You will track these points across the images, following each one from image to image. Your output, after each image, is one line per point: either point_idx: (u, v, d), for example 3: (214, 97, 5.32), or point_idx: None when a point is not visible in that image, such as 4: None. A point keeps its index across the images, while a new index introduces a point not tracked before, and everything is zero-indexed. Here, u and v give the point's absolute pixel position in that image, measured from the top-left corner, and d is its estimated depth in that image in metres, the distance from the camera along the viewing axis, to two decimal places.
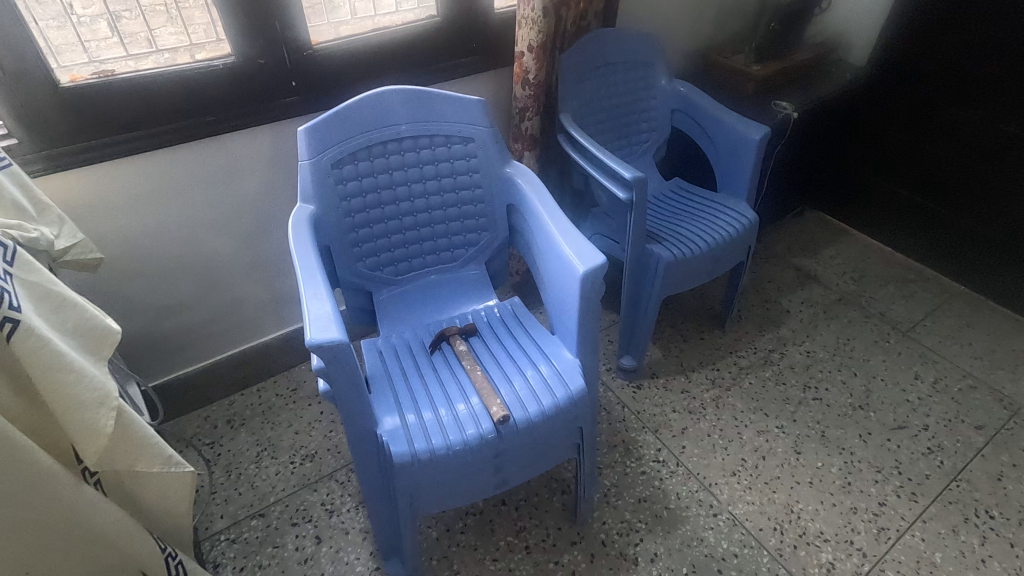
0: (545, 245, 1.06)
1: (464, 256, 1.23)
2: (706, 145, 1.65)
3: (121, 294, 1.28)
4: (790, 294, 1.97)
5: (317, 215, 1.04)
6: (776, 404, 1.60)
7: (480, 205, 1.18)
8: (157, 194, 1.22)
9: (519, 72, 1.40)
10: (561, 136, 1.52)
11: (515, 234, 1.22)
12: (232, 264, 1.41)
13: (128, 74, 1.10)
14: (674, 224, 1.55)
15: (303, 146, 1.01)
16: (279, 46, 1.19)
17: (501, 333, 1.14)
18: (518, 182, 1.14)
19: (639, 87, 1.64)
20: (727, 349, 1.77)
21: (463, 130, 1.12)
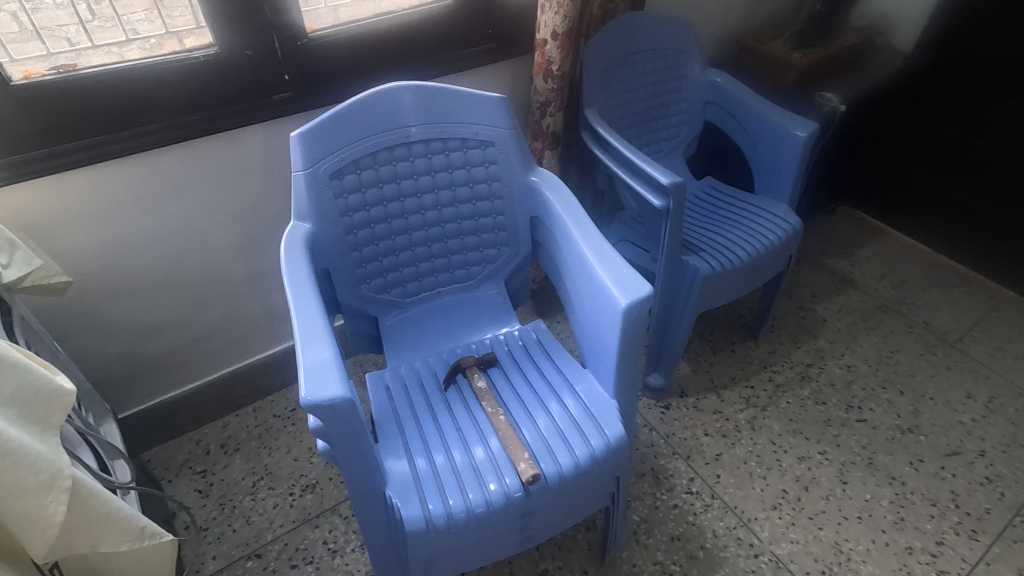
0: (576, 266, 0.92)
1: (481, 274, 1.09)
2: (743, 142, 1.50)
3: (98, 315, 1.15)
4: (826, 301, 1.82)
5: (314, 234, 0.90)
6: (817, 426, 1.47)
7: (499, 217, 1.04)
8: (134, 205, 1.07)
9: (541, 62, 1.24)
10: (586, 133, 1.36)
11: (539, 249, 1.08)
12: (222, 278, 1.27)
13: (92, 68, 0.95)
14: (709, 230, 1.40)
15: (297, 154, 0.87)
16: (268, 34, 1.03)
17: (524, 365, 1.00)
18: (544, 192, 1.00)
19: (669, 76, 1.48)
20: (761, 363, 1.63)
21: (480, 132, 0.97)
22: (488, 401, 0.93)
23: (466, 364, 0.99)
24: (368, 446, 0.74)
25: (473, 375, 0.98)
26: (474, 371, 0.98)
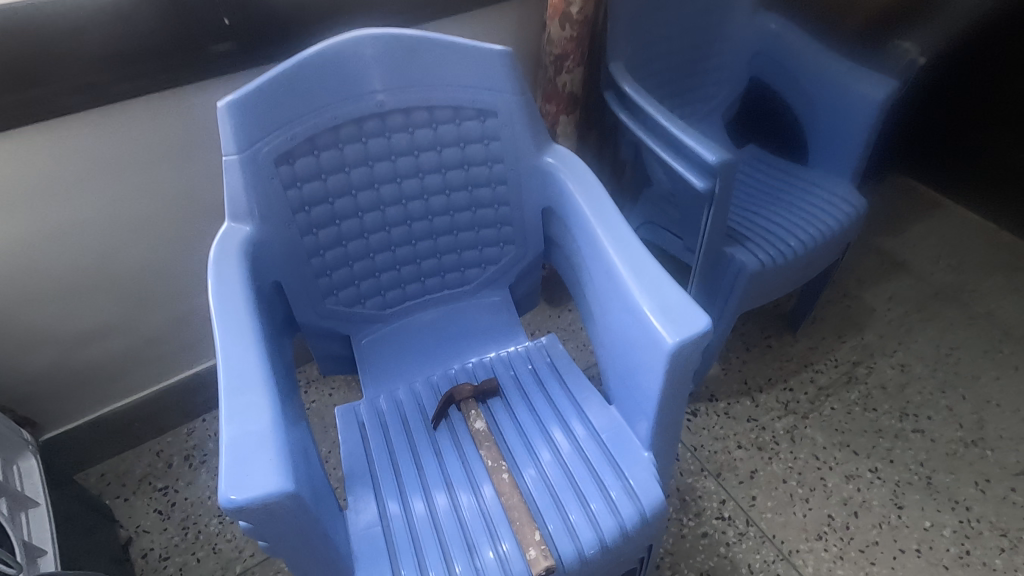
0: (603, 281, 0.71)
1: (480, 278, 0.87)
2: (797, 103, 1.24)
3: (17, 320, 0.95)
4: (875, 288, 1.60)
5: (257, 238, 0.68)
6: (866, 438, 1.29)
7: (502, 208, 0.82)
8: (43, 187, 0.86)
9: (556, 3, 0.98)
10: (610, 94, 1.11)
11: (552, 248, 0.86)
12: (170, 271, 1.05)
13: None
14: (754, 213, 1.17)
15: (227, 130, 0.64)
16: None
17: (532, 398, 0.81)
18: (560, 178, 0.77)
19: (712, 20, 1.20)
20: (801, 362, 1.43)
21: (478, 98, 0.74)
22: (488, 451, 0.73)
23: (463, 397, 0.78)
24: (322, 534, 0.56)
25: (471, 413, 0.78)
26: (471, 406, 0.79)
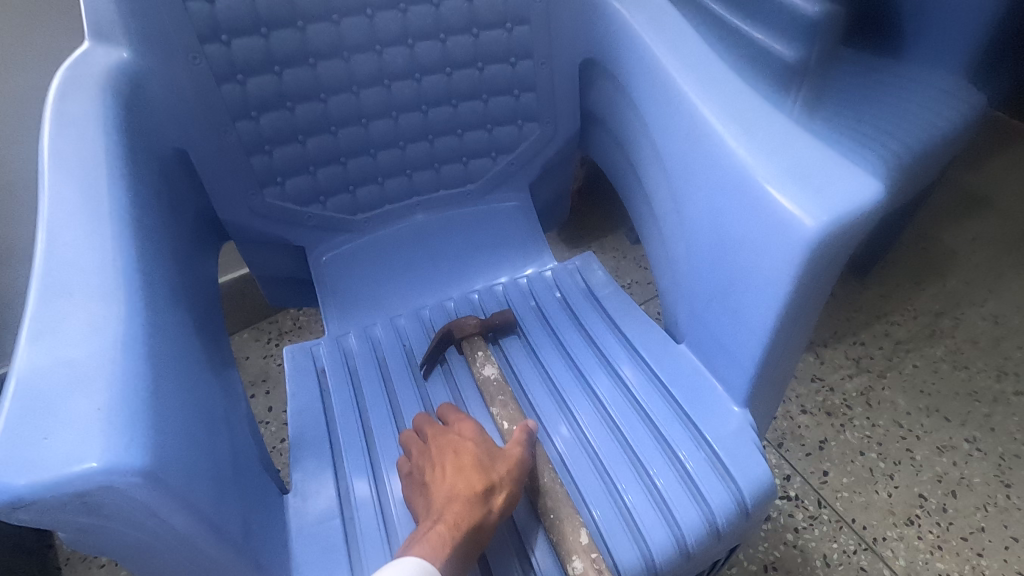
0: (682, 150, 0.47)
1: (489, 173, 0.63)
2: None
3: None
4: (958, 226, 1.33)
5: (141, 77, 0.44)
6: (958, 402, 1.05)
7: (522, 63, 0.57)
8: None
9: None
10: None
11: (592, 128, 0.61)
12: None
13: None
14: None
15: None
16: None
17: (564, 335, 0.57)
18: (613, 8, 0.52)
19: None
20: (873, 311, 1.19)
21: None
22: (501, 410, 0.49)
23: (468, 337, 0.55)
24: (214, 553, 0.32)
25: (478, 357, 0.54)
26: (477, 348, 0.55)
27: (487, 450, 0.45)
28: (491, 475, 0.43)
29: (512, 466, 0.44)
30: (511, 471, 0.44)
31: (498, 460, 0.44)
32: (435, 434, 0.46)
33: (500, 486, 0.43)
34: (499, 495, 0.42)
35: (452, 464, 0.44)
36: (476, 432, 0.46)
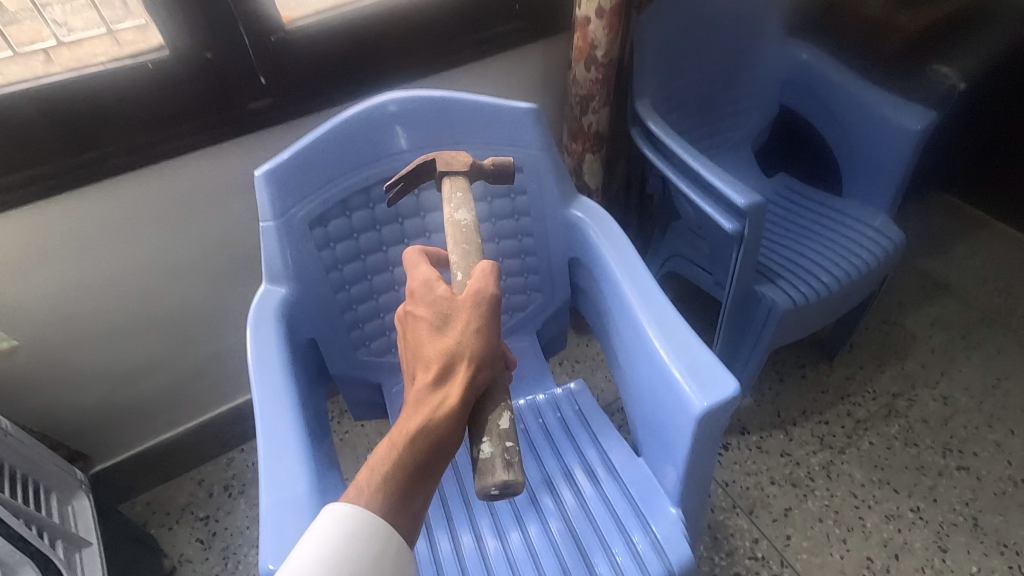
0: (631, 341, 0.71)
1: (509, 326, 0.90)
2: (834, 136, 1.21)
3: (66, 366, 1.00)
4: (916, 312, 1.54)
5: (290, 300, 0.71)
6: (907, 476, 1.24)
7: (530, 259, 0.84)
8: (88, 244, 0.89)
9: (581, 47, 0.99)
10: (635, 130, 1.11)
11: (580, 295, 0.87)
12: (212, 313, 1.10)
13: (15, 88, 0.76)
14: (788, 249, 1.14)
15: (263, 202, 0.67)
16: (233, 30, 0.83)
17: (559, 449, 0.81)
18: (588, 232, 0.78)
19: (745, 46, 1.20)
20: (837, 394, 1.39)
21: (504, 155, 0.77)
22: (459, 264, 0.60)
23: (452, 169, 0.68)
24: None
25: (455, 199, 0.66)
26: (456, 188, 0.67)
27: (441, 318, 0.56)
28: (446, 342, 0.54)
29: (463, 331, 0.55)
30: (462, 337, 0.54)
31: (453, 329, 0.55)
32: (407, 309, 0.59)
33: (459, 360, 0.53)
34: (459, 362, 0.53)
35: (417, 336, 0.56)
36: (432, 299, 0.57)
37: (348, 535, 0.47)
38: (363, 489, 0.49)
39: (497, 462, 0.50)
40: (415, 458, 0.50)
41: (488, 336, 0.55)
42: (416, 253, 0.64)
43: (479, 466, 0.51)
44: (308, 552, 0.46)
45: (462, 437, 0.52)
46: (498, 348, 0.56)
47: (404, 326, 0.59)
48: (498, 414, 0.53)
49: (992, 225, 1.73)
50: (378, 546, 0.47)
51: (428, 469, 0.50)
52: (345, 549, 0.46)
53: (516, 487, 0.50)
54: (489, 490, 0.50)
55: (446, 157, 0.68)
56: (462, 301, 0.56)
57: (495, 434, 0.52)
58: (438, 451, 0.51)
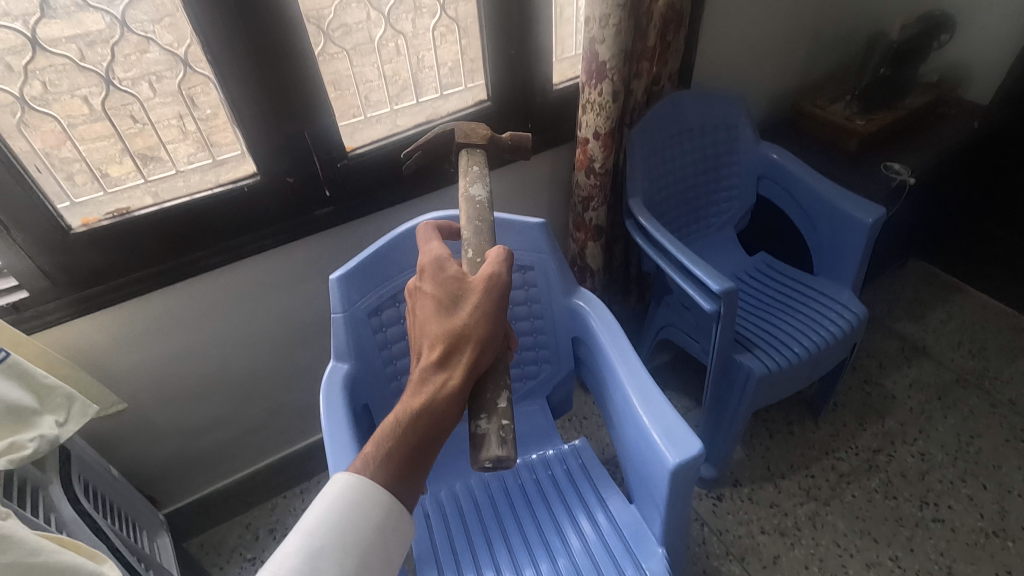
0: (622, 408, 0.89)
1: (523, 391, 1.11)
2: (802, 222, 1.40)
3: (151, 423, 1.19)
4: (896, 373, 1.68)
5: (352, 373, 0.89)
6: (887, 526, 1.36)
7: (541, 337, 1.06)
8: (183, 322, 1.10)
9: (583, 160, 1.24)
10: (630, 222, 1.31)
11: (582, 366, 1.07)
12: (271, 376, 1.29)
13: (147, 208, 0.99)
14: (764, 321, 1.30)
15: (335, 298, 0.87)
16: (309, 158, 1.07)
17: (565, 497, 0.97)
18: (587, 318, 0.99)
19: (722, 148, 1.44)
20: (822, 449, 1.52)
21: (519, 258, 1.02)
22: (471, 241, 0.75)
23: (471, 142, 0.96)
24: None
25: (472, 172, 0.87)
26: (474, 163, 0.91)
27: (451, 301, 0.67)
28: (453, 323, 0.65)
29: (469, 313, 0.65)
30: (468, 320, 0.65)
31: (462, 313, 0.66)
32: (421, 286, 0.70)
33: (466, 342, 0.64)
34: (463, 342, 0.64)
35: (428, 313, 0.68)
36: (443, 281, 0.69)
37: (354, 503, 0.60)
38: (376, 454, 0.62)
39: (491, 439, 0.61)
40: (419, 425, 0.62)
41: (489, 320, 0.66)
42: (429, 232, 0.79)
43: (476, 440, 0.61)
44: (323, 517, 0.58)
45: (461, 408, 0.64)
46: (499, 330, 0.67)
47: (417, 301, 0.71)
48: (495, 393, 0.64)
49: (967, 291, 1.88)
50: (382, 506, 0.61)
51: (431, 436, 0.63)
52: (351, 517, 0.59)
53: (508, 461, 0.60)
54: (484, 464, 0.60)
55: (465, 132, 0.96)
56: (471, 286, 0.68)
57: (493, 412, 0.63)
58: (438, 420, 0.63)
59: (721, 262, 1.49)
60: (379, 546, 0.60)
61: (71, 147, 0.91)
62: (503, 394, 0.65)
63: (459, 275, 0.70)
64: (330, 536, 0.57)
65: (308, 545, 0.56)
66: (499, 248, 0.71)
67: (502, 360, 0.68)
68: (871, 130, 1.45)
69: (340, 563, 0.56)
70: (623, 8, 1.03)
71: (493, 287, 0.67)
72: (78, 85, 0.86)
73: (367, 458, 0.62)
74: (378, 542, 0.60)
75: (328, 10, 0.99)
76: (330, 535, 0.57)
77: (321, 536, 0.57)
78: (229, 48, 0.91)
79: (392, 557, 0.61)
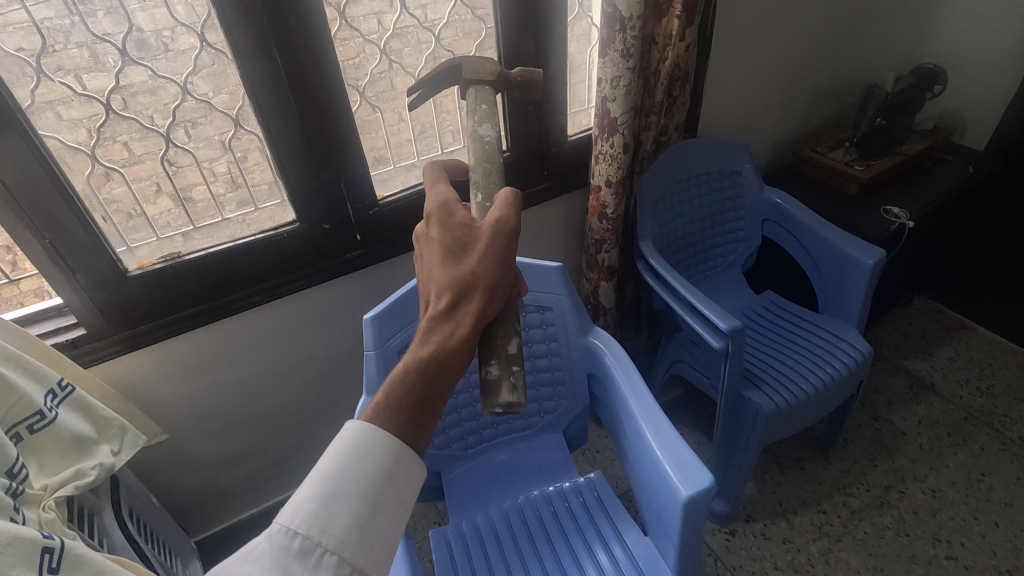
0: (636, 442, 0.93)
1: (540, 425, 1.16)
2: (807, 263, 1.46)
3: (183, 454, 1.24)
4: (905, 410, 1.70)
5: None
6: (900, 564, 1.36)
7: (558, 373, 1.12)
8: (221, 357, 1.18)
9: (596, 206, 1.33)
10: (641, 263, 1.38)
11: (597, 402, 1.12)
12: (298, 408, 1.36)
13: (195, 253, 1.08)
14: (771, 359, 1.35)
15: (369, 336, 0.94)
16: (344, 205, 1.16)
17: (582, 528, 1.00)
18: (602, 356, 1.05)
19: (728, 193, 1.52)
20: (834, 485, 1.54)
21: (538, 299, 1.09)
22: (479, 184, 0.76)
23: (481, 78, 0.88)
24: None
25: (479, 110, 0.85)
26: (481, 99, 0.85)
27: (459, 247, 0.65)
28: (462, 269, 0.63)
29: (478, 259, 0.63)
30: (477, 265, 0.63)
31: (471, 259, 0.64)
32: (427, 232, 0.68)
33: (474, 289, 0.62)
34: (472, 289, 0.62)
35: (434, 259, 0.65)
36: (450, 227, 0.67)
37: (366, 450, 0.59)
38: (386, 402, 0.61)
39: (503, 386, 0.62)
40: (428, 373, 0.60)
41: (500, 267, 0.64)
42: (436, 175, 0.77)
43: (488, 386, 0.63)
44: (337, 462, 0.58)
45: (472, 356, 0.62)
46: (508, 276, 0.65)
47: (423, 247, 0.68)
48: (506, 339, 0.65)
49: (973, 328, 1.92)
50: (394, 455, 0.60)
51: (441, 385, 0.61)
52: (364, 462, 0.59)
53: (518, 407, 0.62)
54: (495, 410, 0.62)
55: (475, 66, 0.88)
56: (479, 231, 0.66)
57: (504, 359, 0.64)
58: (448, 366, 0.60)
59: (729, 300, 1.55)
60: (392, 491, 0.60)
61: (122, 185, 0.98)
62: (513, 341, 0.65)
63: (466, 219, 0.68)
64: (345, 480, 0.58)
65: (324, 490, 0.57)
66: (508, 191, 0.68)
67: (511, 306, 0.67)
68: (870, 176, 1.53)
69: (355, 507, 0.57)
70: (633, 70, 1.13)
71: (503, 232, 0.65)
72: (142, 143, 0.96)
73: (377, 407, 0.61)
74: (390, 488, 0.60)
75: (364, 72, 1.10)
76: (345, 481, 0.58)
77: (334, 481, 0.57)
78: (276, 109, 1.01)
79: (404, 497, 0.61)
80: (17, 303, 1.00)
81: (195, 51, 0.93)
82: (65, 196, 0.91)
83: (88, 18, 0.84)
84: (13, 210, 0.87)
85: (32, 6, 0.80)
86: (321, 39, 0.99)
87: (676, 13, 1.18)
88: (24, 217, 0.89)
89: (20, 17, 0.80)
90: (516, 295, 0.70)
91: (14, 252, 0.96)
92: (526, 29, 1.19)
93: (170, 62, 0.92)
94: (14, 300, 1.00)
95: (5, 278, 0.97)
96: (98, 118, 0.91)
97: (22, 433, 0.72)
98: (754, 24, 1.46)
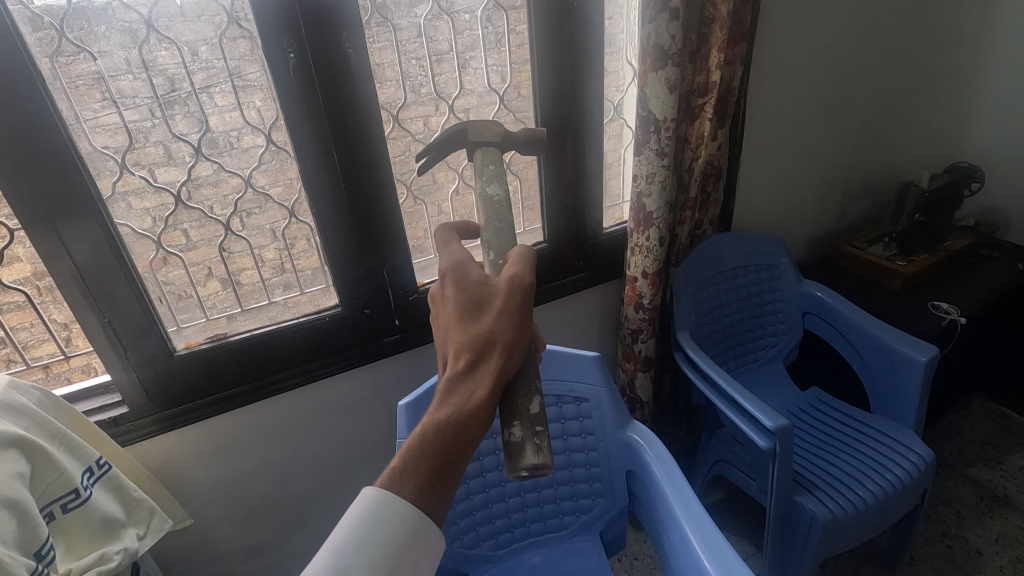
0: (681, 548, 0.86)
1: (576, 524, 1.09)
2: (854, 358, 1.40)
3: (203, 540, 1.20)
4: (978, 526, 1.54)
5: None
6: None
7: (594, 468, 1.08)
8: (254, 440, 1.17)
9: (632, 296, 1.33)
10: (679, 354, 1.35)
11: (636, 501, 1.06)
12: (323, 496, 1.32)
13: (240, 334, 1.11)
14: (824, 462, 1.26)
15: (402, 424, 0.94)
16: (386, 290, 1.20)
17: None
18: (641, 447, 1.01)
19: (765, 285, 1.51)
20: None
21: (575, 388, 1.07)
22: (491, 244, 0.75)
23: (486, 139, 0.87)
24: None
25: (487, 170, 0.83)
26: (488, 159, 0.84)
27: (476, 307, 0.62)
28: (478, 329, 0.60)
29: (496, 317, 0.61)
30: (495, 323, 0.60)
31: (487, 317, 0.61)
32: (441, 291, 0.65)
33: (494, 349, 0.60)
34: (490, 348, 0.60)
35: (449, 319, 0.63)
36: (465, 285, 0.64)
37: (381, 520, 0.56)
38: (404, 467, 0.59)
39: (527, 448, 0.59)
40: (446, 437, 0.58)
41: (519, 323, 0.61)
42: (447, 235, 0.75)
43: (512, 449, 0.59)
44: (350, 534, 0.55)
45: (493, 416, 0.60)
46: (527, 332, 0.62)
47: (437, 308, 0.66)
48: (528, 398, 0.61)
49: None
50: (411, 526, 0.57)
51: (462, 447, 0.59)
52: (378, 535, 0.56)
53: (544, 469, 0.58)
54: (520, 474, 0.58)
55: (479, 129, 0.86)
56: (495, 290, 0.63)
57: (527, 419, 0.60)
58: (469, 429, 0.58)
59: (773, 396, 1.49)
60: (407, 565, 0.56)
61: (181, 269, 1.04)
62: (535, 399, 0.62)
63: (481, 278, 0.65)
64: (357, 554, 0.55)
65: (336, 564, 0.54)
66: (523, 248, 0.66)
67: (531, 363, 0.64)
68: (913, 272, 1.50)
69: None
70: (668, 167, 1.17)
71: (519, 290, 0.62)
72: (202, 229, 1.03)
73: (394, 473, 0.59)
74: (408, 563, 0.56)
75: (409, 168, 1.17)
76: (358, 554, 0.55)
77: (347, 553, 0.55)
78: (330, 201, 1.08)
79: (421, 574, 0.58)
80: (66, 378, 1.04)
81: (259, 148, 1.02)
82: (128, 279, 0.96)
83: (169, 120, 0.93)
84: (80, 290, 0.93)
85: (125, 110, 0.90)
86: (376, 139, 1.07)
87: (707, 116, 1.24)
88: (88, 298, 0.94)
89: (112, 120, 0.90)
90: (536, 350, 0.67)
91: (71, 329, 1.00)
92: (563, 131, 1.26)
93: (237, 158, 1.01)
94: (64, 375, 1.03)
95: (60, 354, 1.01)
96: (167, 209, 0.99)
97: (54, 512, 0.71)
98: (786, 124, 1.52)
